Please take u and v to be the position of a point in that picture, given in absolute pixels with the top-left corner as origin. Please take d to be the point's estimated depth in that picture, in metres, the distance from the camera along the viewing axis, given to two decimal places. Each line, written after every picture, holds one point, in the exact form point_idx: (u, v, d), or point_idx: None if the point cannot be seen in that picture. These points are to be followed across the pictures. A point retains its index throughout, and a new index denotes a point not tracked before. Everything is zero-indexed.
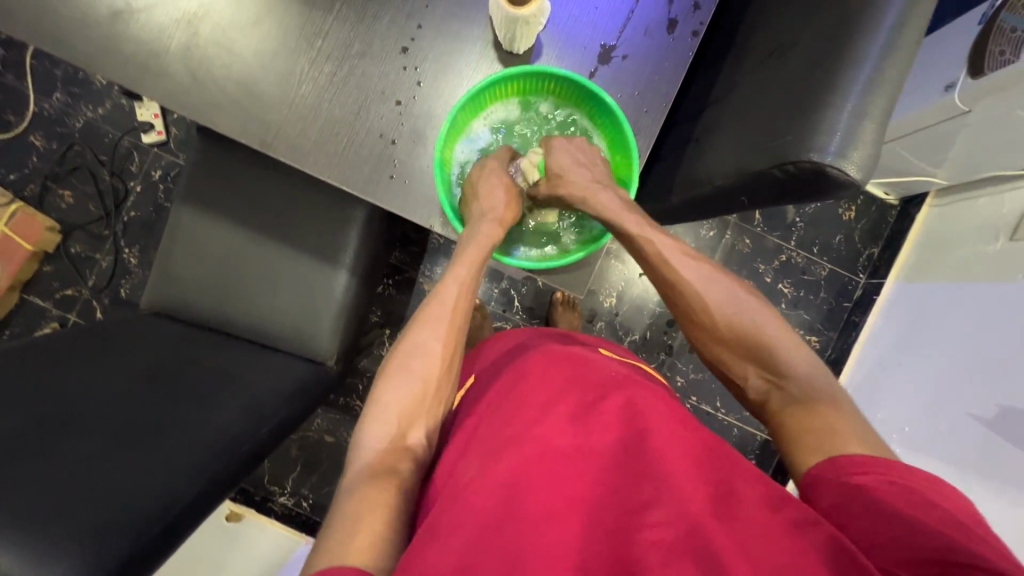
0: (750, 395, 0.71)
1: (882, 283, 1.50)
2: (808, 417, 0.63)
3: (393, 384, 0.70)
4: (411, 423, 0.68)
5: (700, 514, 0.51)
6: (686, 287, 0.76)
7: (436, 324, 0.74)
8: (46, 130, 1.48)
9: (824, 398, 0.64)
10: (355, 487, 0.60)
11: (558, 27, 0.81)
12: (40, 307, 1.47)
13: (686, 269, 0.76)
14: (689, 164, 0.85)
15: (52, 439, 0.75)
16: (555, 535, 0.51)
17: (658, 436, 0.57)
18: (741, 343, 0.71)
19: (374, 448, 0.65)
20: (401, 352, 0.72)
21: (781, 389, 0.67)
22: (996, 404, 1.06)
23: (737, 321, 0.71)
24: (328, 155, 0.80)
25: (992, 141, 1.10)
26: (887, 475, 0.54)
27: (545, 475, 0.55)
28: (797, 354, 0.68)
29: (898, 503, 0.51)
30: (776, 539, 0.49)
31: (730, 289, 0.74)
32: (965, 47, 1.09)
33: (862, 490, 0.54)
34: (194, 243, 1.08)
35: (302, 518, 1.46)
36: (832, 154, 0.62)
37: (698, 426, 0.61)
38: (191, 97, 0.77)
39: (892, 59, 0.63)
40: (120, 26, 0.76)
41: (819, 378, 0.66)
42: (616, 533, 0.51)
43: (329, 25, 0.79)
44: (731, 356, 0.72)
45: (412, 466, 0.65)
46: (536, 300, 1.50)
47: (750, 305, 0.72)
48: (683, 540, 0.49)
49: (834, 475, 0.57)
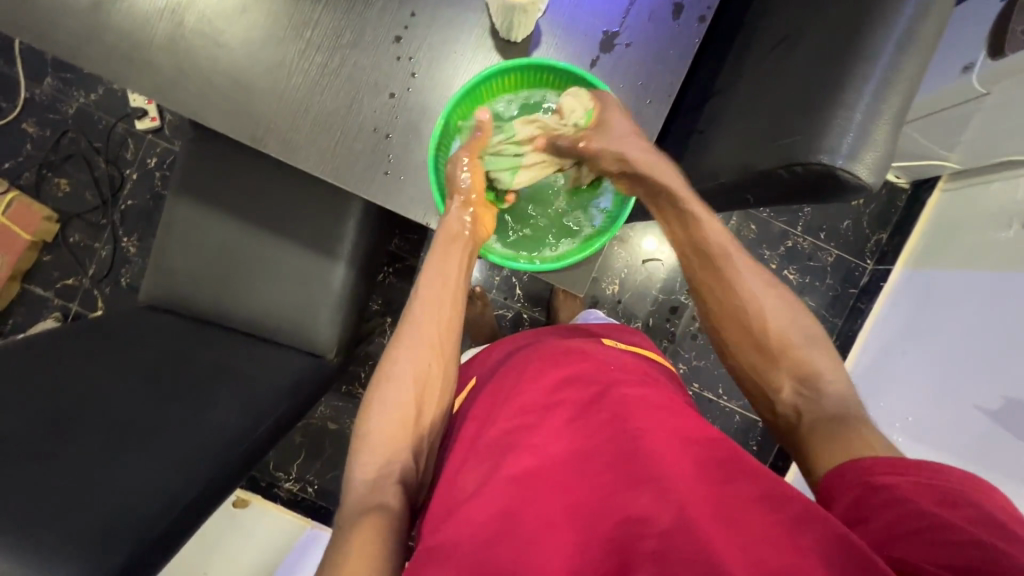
0: (778, 408, 0.67)
1: (890, 270, 1.47)
2: (843, 432, 0.60)
3: (373, 413, 0.68)
4: (396, 447, 0.66)
5: (700, 516, 0.49)
6: (737, 280, 0.71)
7: (411, 343, 0.72)
8: (38, 117, 1.45)
9: (859, 421, 0.61)
10: (352, 521, 0.60)
11: (558, 13, 0.77)
12: (41, 296, 1.47)
13: (744, 264, 0.71)
14: (693, 158, 0.82)
15: (53, 439, 0.76)
16: (551, 545, 0.51)
17: (653, 437, 0.56)
18: (785, 356, 0.67)
19: (362, 481, 0.64)
20: (377, 378, 0.70)
21: (818, 407, 0.63)
22: (1002, 396, 1.05)
23: (790, 335, 0.68)
24: (319, 150, 0.77)
25: (1008, 126, 1.06)
26: (915, 477, 0.52)
27: (544, 485, 0.55)
28: (839, 375, 0.66)
29: (923, 502, 0.49)
30: (776, 540, 0.47)
31: (782, 299, 0.70)
32: (985, 26, 1.04)
33: (883, 489, 0.52)
34: (189, 236, 1.06)
35: (307, 503, 1.48)
36: (843, 156, 0.59)
37: (696, 422, 0.60)
38: (178, 91, 0.75)
39: (910, 52, 0.60)
40: (102, 16, 0.73)
41: (854, 403, 0.64)
42: (615, 540, 0.50)
43: (319, 13, 0.76)
44: (766, 365, 0.68)
45: (400, 486, 0.64)
46: (538, 287, 1.48)
47: (800, 317, 0.69)
48: (684, 547, 0.47)
49: (853, 477, 0.55)
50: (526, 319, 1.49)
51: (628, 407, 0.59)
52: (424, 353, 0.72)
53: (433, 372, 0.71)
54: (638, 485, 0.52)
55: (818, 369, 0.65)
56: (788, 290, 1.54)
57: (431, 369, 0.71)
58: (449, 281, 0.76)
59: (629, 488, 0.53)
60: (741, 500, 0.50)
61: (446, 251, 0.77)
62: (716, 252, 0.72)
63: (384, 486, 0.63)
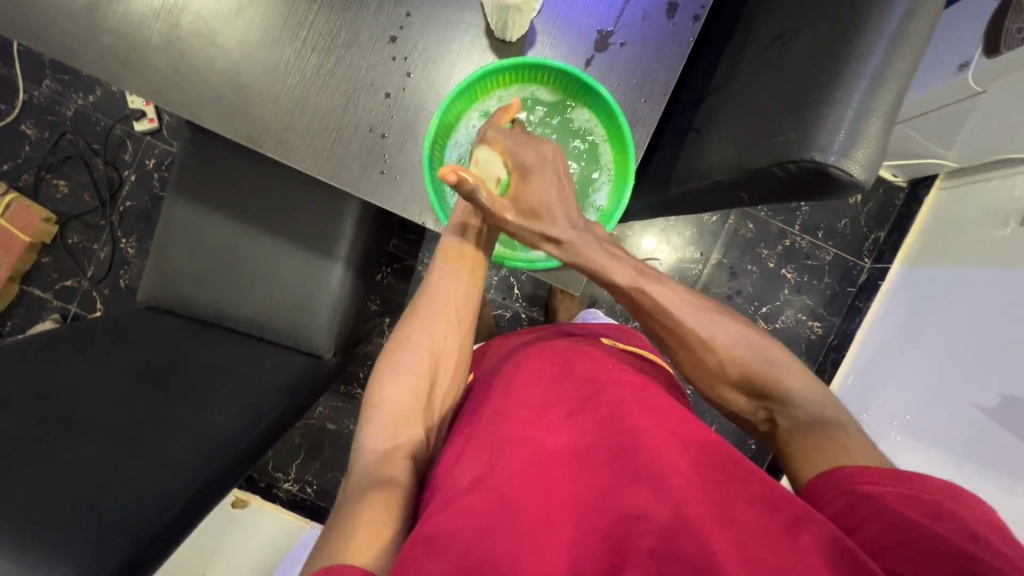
0: (758, 427, 0.69)
1: (887, 268, 1.47)
2: (815, 441, 0.61)
3: (387, 380, 0.69)
4: (407, 422, 0.67)
5: (697, 515, 0.49)
6: (682, 329, 0.71)
7: (429, 314, 0.73)
8: (37, 119, 1.46)
9: (830, 423, 0.63)
10: (360, 490, 0.60)
11: (553, 13, 0.77)
12: (40, 298, 1.47)
13: (683, 311, 0.71)
14: (688, 156, 0.82)
15: (49, 440, 0.76)
16: (548, 540, 0.50)
17: (651, 435, 0.56)
18: (750, 382, 0.68)
19: (373, 451, 0.64)
20: (394, 345, 0.72)
21: (788, 425, 0.65)
22: (999, 393, 1.05)
23: (745, 362, 0.68)
24: (316, 150, 0.78)
25: (1003, 124, 1.06)
26: (897, 488, 0.52)
27: (542, 480, 0.55)
28: (804, 386, 0.66)
29: (908, 512, 0.49)
30: (776, 538, 0.47)
31: (732, 329, 0.70)
32: (980, 24, 1.05)
33: (868, 499, 0.52)
34: (187, 237, 1.06)
35: (307, 504, 1.48)
36: (835, 153, 0.60)
37: (691, 416, 0.61)
38: (175, 91, 0.75)
39: (903, 50, 0.60)
40: (99, 18, 0.74)
41: (826, 404, 0.65)
42: (613, 535, 0.50)
43: (315, 14, 0.76)
44: (734, 392, 0.70)
45: (409, 462, 0.64)
46: (536, 287, 1.49)
47: (754, 344, 0.69)
48: (682, 544, 0.47)
49: (837, 484, 0.55)
50: (524, 319, 1.49)
51: (627, 405, 0.60)
52: (441, 328, 0.73)
53: (448, 347, 0.72)
54: (637, 481, 0.52)
55: (780, 385, 0.66)
56: (786, 289, 1.54)
57: (444, 344, 0.72)
58: (468, 257, 0.77)
59: (628, 483, 0.53)
60: (737, 499, 0.51)
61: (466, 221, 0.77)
62: (656, 308, 0.72)
63: (392, 461, 0.64)
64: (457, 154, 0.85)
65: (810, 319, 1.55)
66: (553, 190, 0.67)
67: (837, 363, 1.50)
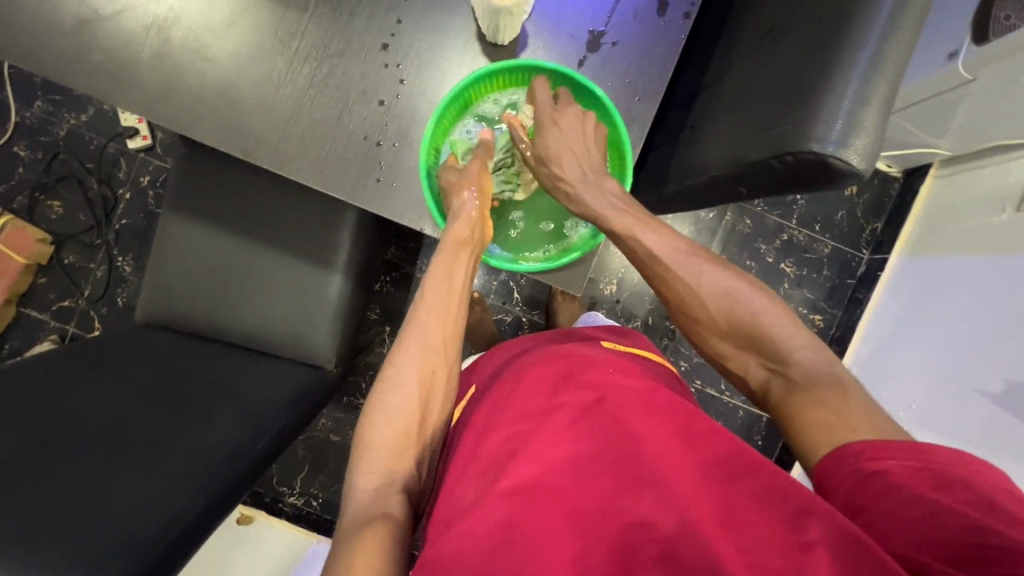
0: (752, 386, 0.68)
1: (886, 259, 1.47)
2: (813, 406, 0.60)
3: (376, 418, 0.68)
4: (399, 455, 0.66)
5: (703, 523, 0.49)
6: (676, 279, 0.70)
7: (419, 346, 0.72)
8: (30, 139, 1.45)
9: (828, 384, 0.61)
10: (355, 527, 0.59)
11: (544, 16, 0.77)
12: (37, 319, 1.46)
13: (674, 256, 0.71)
14: (684, 153, 0.82)
15: (49, 462, 0.75)
16: (554, 555, 0.49)
17: (654, 441, 0.55)
18: (743, 335, 0.66)
19: (365, 488, 0.63)
20: (382, 383, 0.70)
21: (784, 377, 0.64)
22: (1002, 379, 1.05)
23: (734, 309, 0.67)
24: (311, 161, 0.77)
25: (997, 110, 1.07)
26: (906, 459, 0.51)
27: (546, 492, 0.53)
28: (798, 338, 0.65)
29: (919, 488, 0.49)
30: (775, 536, 0.48)
31: (720, 275, 0.69)
32: (968, 13, 1.05)
33: (877, 477, 0.51)
34: (183, 252, 1.06)
35: (313, 517, 1.47)
36: (833, 143, 0.59)
37: (698, 417, 0.60)
38: (168, 106, 0.75)
39: (896, 39, 0.60)
40: (89, 36, 0.73)
41: (824, 363, 0.63)
42: (618, 545, 0.50)
43: (306, 24, 0.76)
44: (728, 347, 0.68)
45: (403, 496, 0.63)
46: (536, 290, 1.48)
47: (740, 292, 0.67)
48: (687, 550, 0.48)
49: (845, 465, 0.54)
50: (525, 322, 1.49)
51: (632, 409, 0.58)
52: (430, 356, 0.71)
53: (438, 377, 0.71)
54: (641, 487, 0.52)
55: (775, 338, 0.65)
56: (786, 283, 1.54)
57: (435, 373, 0.71)
58: (453, 284, 0.76)
59: (632, 489, 0.52)
60: (746, 501, 0.50)
61: (453, 257, 0.76)
62: (648, 259, 0.72)
63: (385, 496, 0.63)
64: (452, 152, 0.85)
65: (811, 312, 1.55)
66: (574, 144, 0.75)
67: (840, 356, 1.50)
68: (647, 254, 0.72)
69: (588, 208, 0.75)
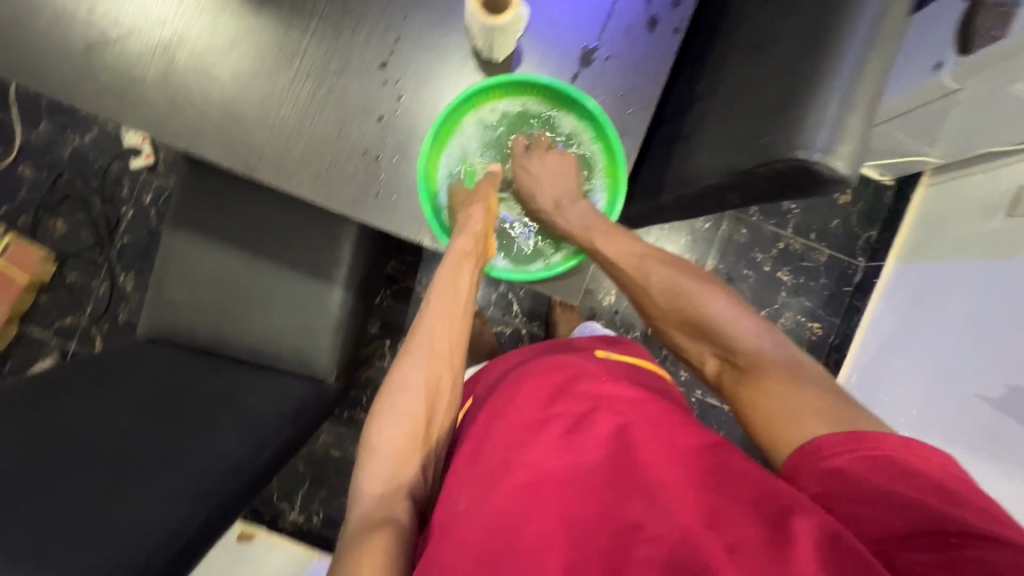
0: (709, 375, 0.71)
1: (882, 266, 1.48)
2: (755, 389, 0.63)
3: (381, 424, 0.69)
4: (404, 460, 0.67)
5: (693, 527, 0.49)
6: (635, 282, 0.76)
7: (423, 355, 0.73)
8: (35, 160, 1.47)
9: (767, 366, 0.64)
10: (359, 537, 0.60)
11: (538, 33, 0.80)
12: (39, 337, 1.47)
13: (630, 260, 0.77)
14: (677, 163, 0.83)
15: (51, 477, 0.75)
16: (547, 563, 0.49)
17: (646, 449, 0.56)
18: (689, 324, 0.70)
19: (372, 492, 0.65)
20: (386, 390, 0.71)
21: (731, 363, 0.67)
22: (1002, 383, 1.05)
23: (679, 300, 0.71)
24: (312, 176, 0.79)
25: (985, 118, 1.09)
26: (861, 452, 0.53)
27: (540, 501, 0.53)
28: (740, 322, 0.67)
29: (877, 482, 0.50)
30: (763, 536, 0.47)
31: (668, 271, 0.74)
32: (952, 25, 1.08)
33: (839, 476, 0.52)
34: (185, 268, 1.07)
35: (314, 534, 1.46)
36: (820, 150, 0.61)
37: (692, 425, 0.60)
38: (172, 125, 0.77)
39: (877, 50, 0.62)
40: (96, 58, 0.76)
41: (765, 345, 0.65)
42: (609, 551, 0.49)
43: (307, 44, 0.78)
44: (683, 339, 0.72)
45: (408, 502, 0.65)
46: (535, 302, 1.49)
47: (685, 284, 0.72)
48: (677, 554, 0.47)
49: (810, 467, 0.54)
50: (525, 334, 1.50)
51: (626, 420, 0.59)
52: (436, 364, 0.73)
53: (442, 385, 0.72)
54: (633, 494, 0.52)
55: (717, 326, 0.68)
56: (784, 292, 1.55)
57: (440, 381, 0.72)
58: (457, 291, 0.77)
59: (623, 497, 0.52)
60: (736, 504, 0.50)
61: (455, 267, 0.78)
62: (611, 265, 0.78)
63: (391, 501, 0.64)
64: (450, 171, 0.88)
65: (809, 320, 1.55)
66: (551, 172, 0.85)
67: (840, 363, 1.50)
68: (611, 261, 0.78)
69: (565, 227, 0.82)
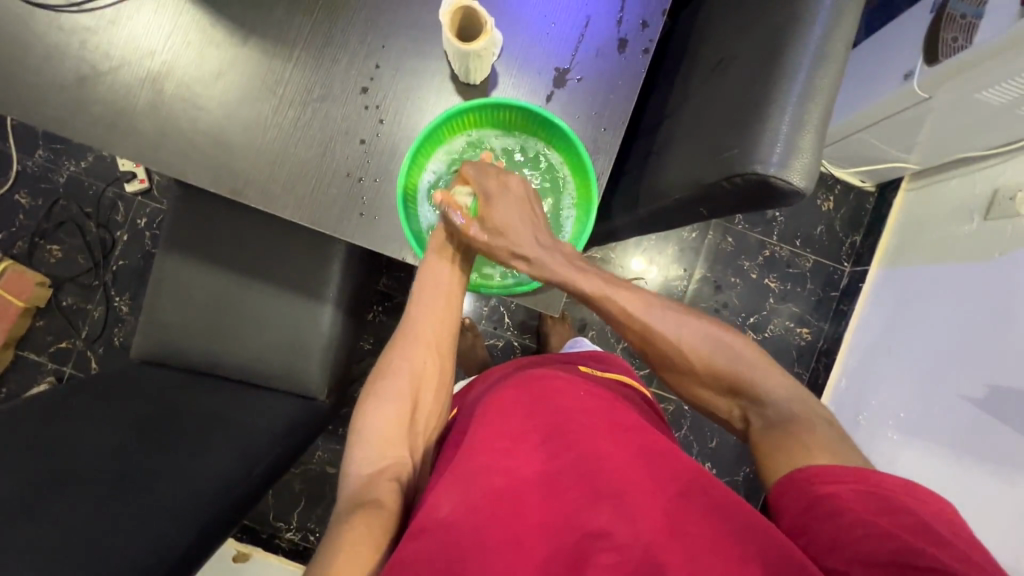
0: (736, 425, 0.74)
1: (866, 270, 1.51)
2: (782, 439, 0.66)
3: (371, 408, 0.73)
4: (390, 444, 0.69)
5: (655, 537, 0.52)
6: (651, 332, 0.76)
7: (410, 343, 0.78)
8: (30, 187, 1.50)
9: (797, 420, 0.67)
10: (344, 515, 0.61)
11: (513, 55, 0.83)
12: (35, 362, 1.48)
13: (647, 313, 0.77)
14: (650, 178, 0.86)
15: (44, 499, 0.77)
16: (515, 564, 0.51)
17: (615, 459, 0.58)
18: (721, 380, 0.74)
19: (358, 475, 0.66)
20: (375, 376, 0.76)
21: (761, 415, 0.71)
22: (985, 383, 1.07)
23: (710, 356, 0.74)
24: (298, 197, 0.81)
25: (955, 124, 1.12)
26: (857, 486, 0.56)
27: (512, 505, 0.55)
28: (774, 380, 0.72)
29: (863, 511, 0.54)
30: (722, 550, 0.51)
31: (694, 325, 0.76)
32: (920, 36, 1.11)
33: (826, 499, 0.56)
34: (178, 290, 1.09)
35: (310, 552, 1.46)
36: (775, 164, 0.64)
37: (658, 435, 0.63)
38: (162, 152, 0.80)
39: (830, 66, 0.65)
40: (87, 90, 0.78)
41: (795, 401, 0.70)
42: (573, 555, 0.51)
43: (290, 72, 0.81)
44: (711, 392, 0.75)
45: (395, 484, 0.66)
46: (527, 315, 1.51)
47: (718, 340, 0.74)
48: (639, 562, 0.50)
49: (798, 489, 0.59)
50: (517, 347, 1.51)
51: (597, 431, 0.61)
52: (419, 353, 0.78)
53: (427, 371, 0.77)
54: (601, 502, 0.54)
55: (751, 383, 0.72)
56: (772, 298, 1.57)
57: (425, 368, 0.77)
58: (441, 283, 0.81)
59: (592, 503, 0.55)
60: (696, 517, 0.53)
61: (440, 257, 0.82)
62: (622, 316, 0.78)
63: (377, 482, 0.65)
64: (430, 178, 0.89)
65: (798, 326, 1.57)
66: (516, 214, 0.78)
67: (829, 368, 1.52)
68: (621, 313, 0.78)
69: (549, 271, 0.78)
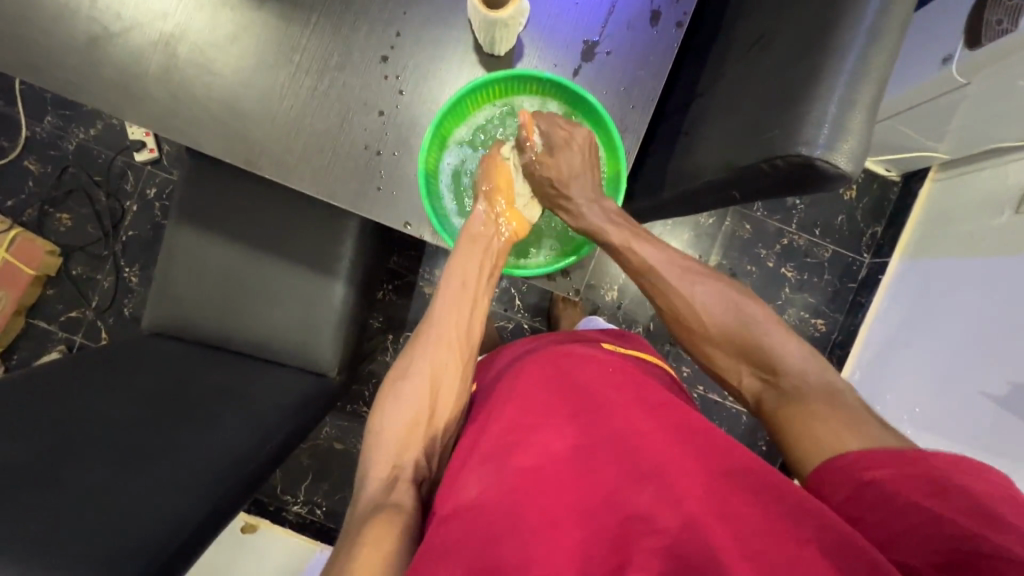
0: (746, 395, 0.73)
1: (887, 262, 1.47)
2: (799, 408, 0.65)
3: (388, 410, 0.70)
4: (408, 447, 0.68)
5: (700, 511, 0.50)
6: (670, 288, 0.77)
7: (431, 342, 0.75)
8: (39, 154, 1.48)
9: (815, 392, 0.66)
10: (363, 517, 0.61)
11: (539, 27, 0.79)
12: (45, 330, 1.48)
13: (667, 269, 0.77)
14: (679, 158, 0.83)
15: (58, 469, 0.76)
16: (553, 542, 0.50)
17: (650, 439, 0.57)
18: (734, 342, 0.73)
19: (375, 479, 0.66)
20: (393, 376, 0.74)
21: (776, 387, 0.69)
22: (1007, 381, 1.04)
23: (726, 316, 0.74)
24: (315, 170, 0.79)
25: (991, 113, 1.07)
26: (903, 468, 0.54)
27: (545, 484, 0.54)
28: (791, 347, 0.70)
29: (915, 496, 0.52)
30: (777, 530, 0.48)
31: (712, 286, 0.76)
32: (962, 18, 1.06)
33: (872, 486, 0.55)
34: (188, 262, 1.07)
35: (316, 526, 1.47)
36: (821, 147, 0.61)
37: (695, 415, 0.62)
38: (176, 119, 0.77)
39: (880, 44, 0.61)
40: (98, 53, 0.76)
41: (813, 370, 0.68)
42: (618, 536, 0.50)
43: (306, 39, 0.78)
44: (723, 356, 0.74)
45: (412, 487, 0.65)
46: (538, 297, 1.49)
47: (736, 299, 0.74)
48: (688, 544, 0.48)
49: (839, 476, 0.58)
50: (527, 329, 1.50)
51: (627, 412, 0.60)
52: (440, 351, 0.75)
53: (449, 371, 0.74)
54: (641, 481, 0.53)
55: (763, 344, 0.71)
56: (788, 288, 1.54)
57: (445, 367, 0.74)
58: (467, 285, 0.78)
59: (631, 483, 0.53)
60: (743, 496, 0.52)
61: (466, 252, 0.79)
62: (641, 270, 0.79)
63: (395, 486, 0.64)
64: (453, 159, 0.87)
65: (813, 317, 1.55)
66: (576, 167, 0.80)
67: (843, 360, 1.49)
68: (641, 267, 0.79)
69: (589, 225, 0.80)
